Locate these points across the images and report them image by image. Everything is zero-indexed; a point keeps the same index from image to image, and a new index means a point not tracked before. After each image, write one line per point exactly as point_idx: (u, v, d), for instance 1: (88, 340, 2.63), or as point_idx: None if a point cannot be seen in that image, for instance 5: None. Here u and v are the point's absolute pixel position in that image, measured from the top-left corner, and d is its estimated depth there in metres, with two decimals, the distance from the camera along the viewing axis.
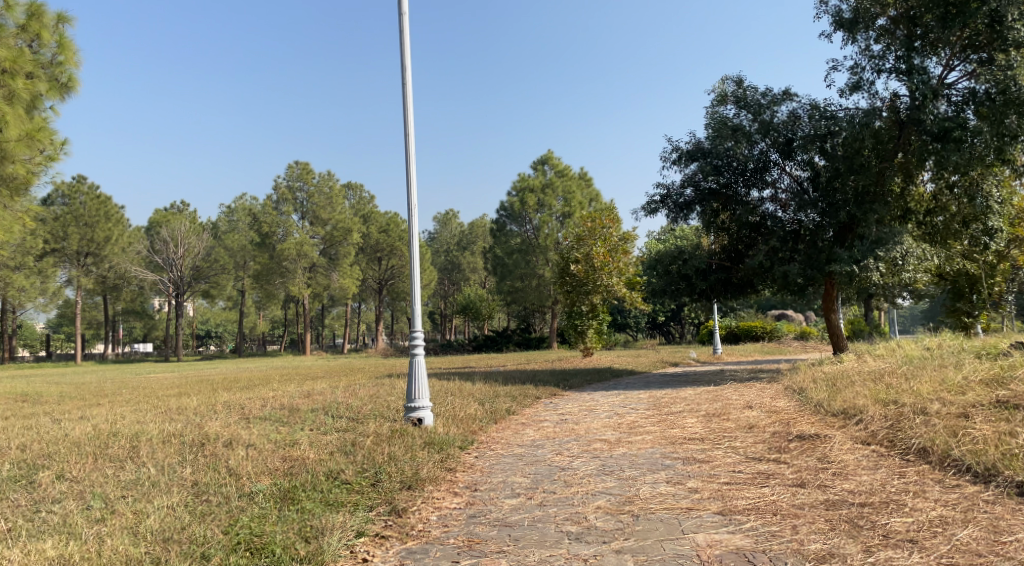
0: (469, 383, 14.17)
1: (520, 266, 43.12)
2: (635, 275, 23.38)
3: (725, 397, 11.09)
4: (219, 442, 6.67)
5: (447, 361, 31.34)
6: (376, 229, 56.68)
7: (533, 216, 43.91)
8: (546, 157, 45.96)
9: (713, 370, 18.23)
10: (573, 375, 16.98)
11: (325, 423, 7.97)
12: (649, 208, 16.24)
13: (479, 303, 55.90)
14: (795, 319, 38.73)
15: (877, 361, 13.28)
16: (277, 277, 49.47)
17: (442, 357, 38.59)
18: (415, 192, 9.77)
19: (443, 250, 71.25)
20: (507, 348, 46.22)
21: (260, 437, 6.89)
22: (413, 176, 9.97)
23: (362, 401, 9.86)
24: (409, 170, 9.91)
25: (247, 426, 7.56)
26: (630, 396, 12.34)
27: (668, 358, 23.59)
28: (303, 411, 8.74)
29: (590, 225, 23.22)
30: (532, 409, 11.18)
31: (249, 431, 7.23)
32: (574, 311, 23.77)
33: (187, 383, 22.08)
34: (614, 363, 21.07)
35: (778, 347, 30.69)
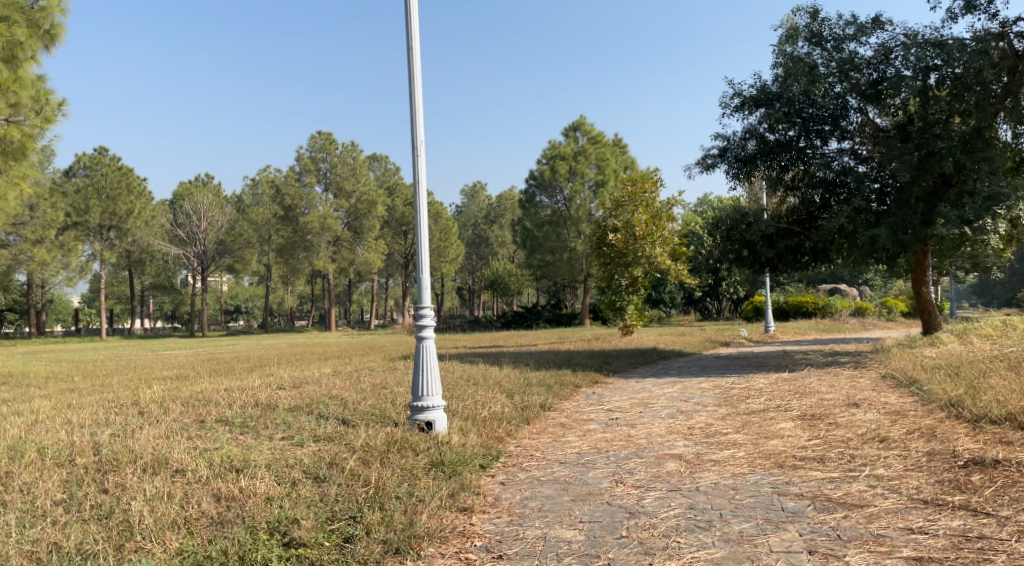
0: (497, 367, 12.16)
1: (551, 239, 40.87)
2: (681, 246, 21.08)
3: (813, 390, 8.97)
4: (127, 465, 4.85)
5: (476, 339, 29.41)
6: (402, 202, 54.81)
7: (564, 186, 41.61)
8: (578, 124, 43.68)
9: (774, 352, 16.04)
10: (616, 358, 14.90)
11: (304, 427, 5.96)
12: (705, 164, 13.99)
13: (508, 278, 53.93)
14: (847, 293, 36.18)
15: (990, 343, 11.15)
16: (300, 251, 47.84)
17: (471, 334, 36.69)
18: (422, 131, 7.61)
19: (471, 225, 69.27)
20: (537, 325, 44.37)
21: (198, 454, 5.01)
22: (420, 104, 7.75)
23: (360, 393, 7.83)
24: (416, 101, 7.71)
25: (192, 433, 5.60)
26: (690, 384, 10.25)
27: (716, 337, 21.40)
28: (279, 409, 6.72)
29: (630, 189, 20.97)
30: (572, 402, 9.15)
31: (186, 443, 5.28)
32: (613, 286, 21.53)
33: (196, 361, 20.20)
34: (657, 343, 18.93)
35: (834, 325, 28.29)
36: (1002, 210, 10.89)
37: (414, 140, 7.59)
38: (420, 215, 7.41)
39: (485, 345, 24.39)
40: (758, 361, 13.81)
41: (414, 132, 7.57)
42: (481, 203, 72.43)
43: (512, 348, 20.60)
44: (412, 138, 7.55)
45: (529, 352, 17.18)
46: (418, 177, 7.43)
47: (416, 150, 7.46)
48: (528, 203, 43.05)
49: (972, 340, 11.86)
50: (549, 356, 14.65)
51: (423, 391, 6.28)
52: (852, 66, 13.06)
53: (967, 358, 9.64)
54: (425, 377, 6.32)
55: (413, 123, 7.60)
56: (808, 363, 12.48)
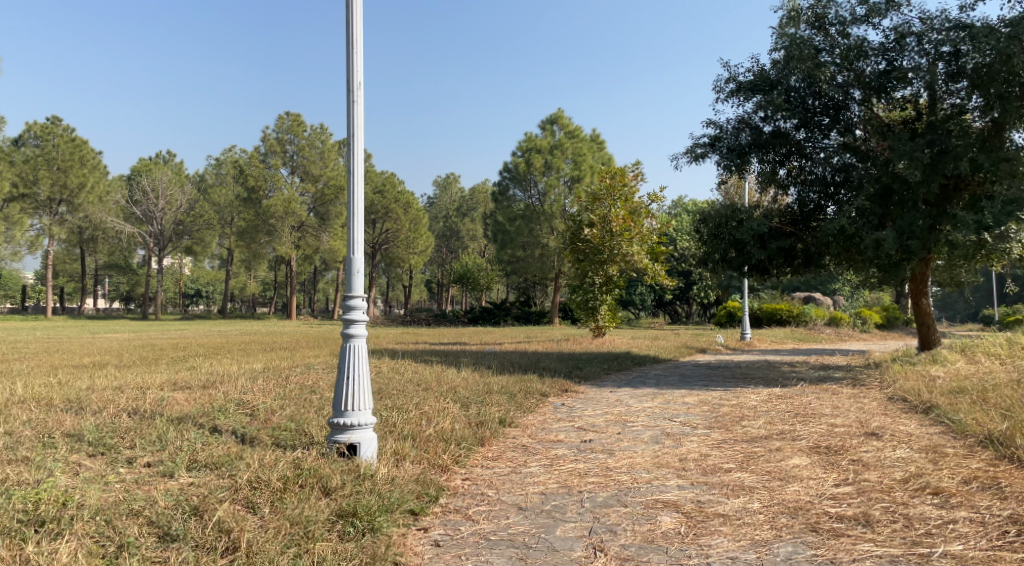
0: (456, 368, 10.77)
1: (523, 234, 39.55)
2: (659, 245, 19.87)
3: (816, 412, 7.76)
4: None
5: (439, 335, 27.99)
6: (371, 189, 53.30)
7: (539, 180, 40.30)
8: (556, 116, 42.38)
9: (758, 362, 14.88)
10: (588, 362, 13.59)
11: (177, 450, 4.71)
12: (694, 154, 12.75)
13: (478, 272, 52.59)
14: (822, 302, 35.42)
15: (1001, 364, 10.10)
16: (261, 236, 45.92)
17: (436, 329, 35.26)
18: (360, 71, 6.11)
19: (443, 217, 67.81)
20: (505, 322, 43.04)
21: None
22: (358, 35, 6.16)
23: (278, 398, 6.43)
24: (355, 35, 6.17)
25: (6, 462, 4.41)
26: (673, 398, 8.98)
27: (691, 343, 20.23)
28: (160, 419, 5.40)
29: (609, 181, 19.73)
30: (539, 416, 7.81)
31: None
32: (586, 284, 20.25)
33: (127, 347, 18.39)
34: (632, 347, 17.68)
35: (810, 334, 27.41)
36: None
37: (350, 82, 6.09)
38: (355, 181, 5.85)
39: (447, 341, 22.97)
40: (745, 372, 12.63)
41: (350, 72, 6.08)
42: (454, 194, 70.87)
43: (475, 346, 19.22)
44: (347, 79, 6.05)
45: (495, 351, 15.88)
46: (354, 136, 5.90)
47: (353, 100, 5.98)
48: (501, 196, 41.67)
49: (981, 360, 10.76)
50: (516, 357, 13.35)
51: (345, 402, 4.87)
52: (859, 52, 11.96)
53: (988, 381, 8.52)
54: (347, 386, 4.92)
55: (350, 62, 6.11)
56: (801, 377, 11.27)
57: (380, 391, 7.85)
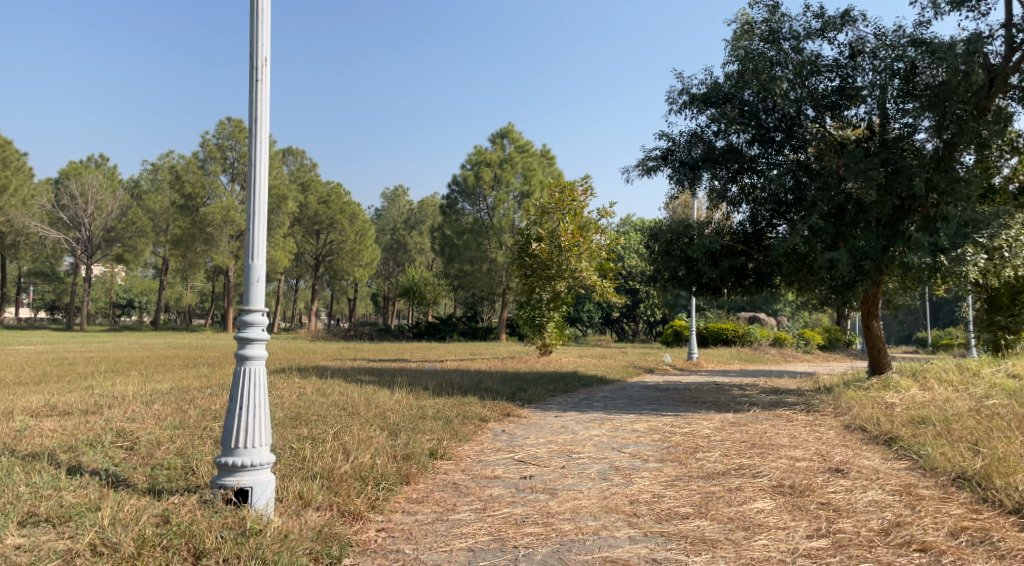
0: (390, 389, 9.98)
1: (470, 248, 38.90)
2: (609, 261, 19.41)
3: (774, 443, 7.22)
4: None
5: (380, 350, 27.05)
6: (316, 199, 52.09)
7: (487, 194, 39.73)
8: (506, 130, 41.93)
9: (707, 384, 14.45)
10: (533, 383, 12.94)
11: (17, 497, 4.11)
12: (646, 167, 12.24)
13: (424, 286, 51.70)
14: (767, 322, 35.50)
15: (955, 391, 9.80)
16: (198, 244, 44.29)
17: (379, 343, 34.28)
18: (266, 47, 5.24)
19: (390, 229, 66.72)
20: (451, 337, 42.22)
21: None
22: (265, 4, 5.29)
23: (166, 426, 5.70)
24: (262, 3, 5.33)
25: None
26: (621, 425, 8.38)
27: (639, 362, 19.77)
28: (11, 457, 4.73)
29: (558, 195, 19.22)
30: (476, 445, 7.09)
31: None
32: (533, 300, 19.66)
33: (36, 359, 17.05)
34: (578, 366, 17.11)
35: (757, 355, 27.29)
36: (981, 237, 9.48)
37: (254, 57, 5.24)
38: (258, 176, 5.06)
39: (389, 358, 22.11)
40: (693, 394, 12.17)
41: (254, 46, 5.23)
42: (402, 207, 69.83)
43: (416, 362, 18.42)
44: (250, 54, 5.20)
45: (436, 370, 15.15)
46: (257, 123, 5.09)
47: (256, 79, 5.15)
48: (448, 209, 40.95)
49: (933, 386, 10.45)
50: (457, 377, 12.63)
51: (234, 441, 4.18)
52: (814, 67, 11.62)
53: (947, 410, 8.14)
54: (237, 421, 4.21)
55: (254, 35, 5.27)
56: (752, 401, 10.82)
57: (298, 417, 7.04)
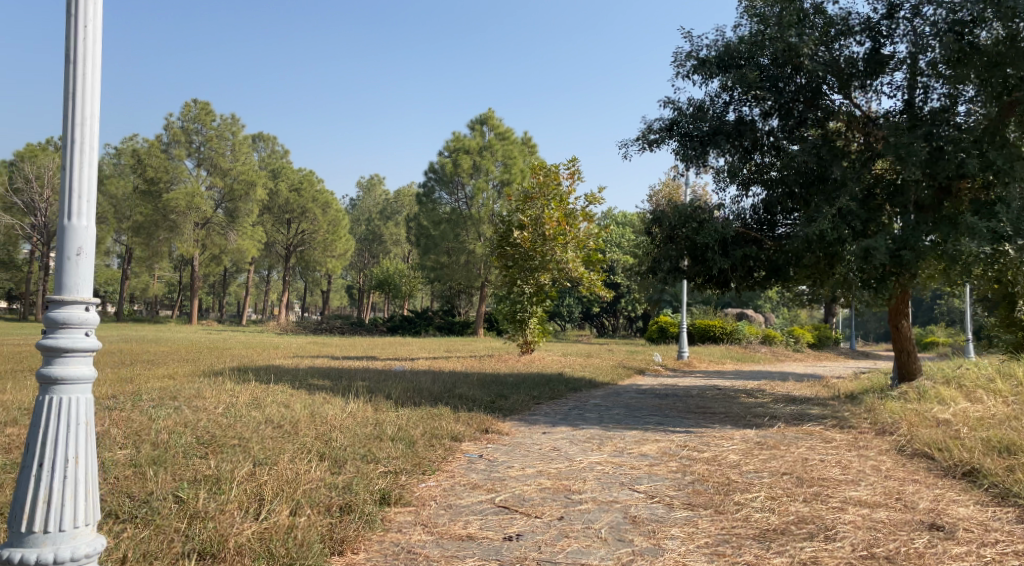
0: (344, 398, 8.36)
1: (448, 239, 37.23)
2: (598, 252, 17.84)
3: (825, 478, 5.72)
4: None
5: (347, 346, 25.30)
6: (286, 186, 50.14)
7: (466, 183, 38.05)
8: (485, 117, 40.25)
9: (709, 389, 12.98)
10: (514, 387, 11.42)
11: None
12: (647, 140, 10.72)
13: (400, 278, 50.08)
14: (755, 319, 34.16)
15: (1007, 405, 8.41)
16: (161, 232, 42.92)
17: (350, 338, 32.59)
18: None
19: (364, 220, 64.74)
20: (426, 332, 40.54)
21: None
22: None
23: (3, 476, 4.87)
24: None
25: None
26: (626, 448, 6.84)
27: (627, 362, 18.27)
28: None
29: (542, 178, 17.59)
30: (447, 480, 5.50)
31: None
32: (514, 294, 18.05)
33: None
34: (563, 367, 15.54)
35: (748, 353, 25.92)
36: None
37: None
38: (89, 94, 3.59)
39: (356, 355, 20.48)
40: (699, 402, 10.68)
41: None
42: (378, 197, 67.81)
43: (384, 361, 16.73)
44: None
45: (405, 370, 13.55)
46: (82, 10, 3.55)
47: None
48: (425, 197, 39.22)
49: (982, 397, 8.99)
50: (429, 379, 11.11)
51: (25, 523, 3.26)
52: (842, 28, 10.12)
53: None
54: (37, 488, 3.30)
55: None
56: (770, 412, 9.36)
57: (211, 443, 5.42)
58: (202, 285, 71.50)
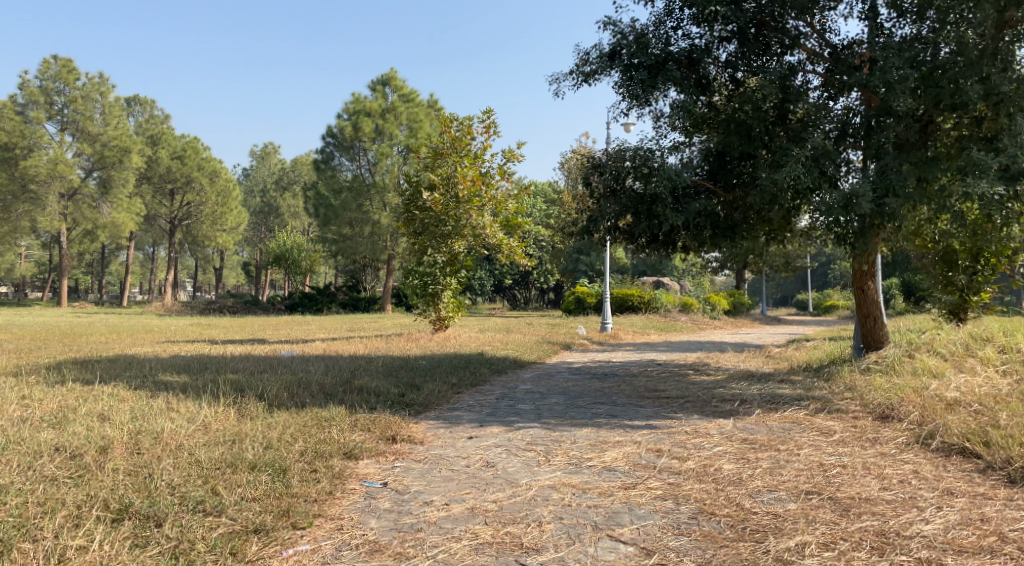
0: (200, 402, 6.34)
1: (349, 208, 34.67)
2: (517, 215, 16.00)
3: (870, 500, 4.14)
4: None
5: (238, 327, 22.80)
6: (169, 154, 46.24)
7: (368, 148, 35.56)
8: (387, 78, 37.64)
9: (651, 364, 11.43)
10: (426, 372, 9.57)
11: None
12: (584, 73, 9.01)
13: (298, 253, 47.09)
14: (672, 286, 33.25)
15: (1009, 376, 7.15)
16: (21, 204, 39.39)
17: (240, 317, 29.98)
18: None
19: (259, 192, 60.67)
20: (329, 309, 38.08)
21: None
22: None
23: None
24: None
25: None
26: (586, 459, 5.09)
27: (550, 336, 16.63)
28: None
29: (453, 132, 15.58)
30: (334, 541, 3.65)
31: None
32: (424, 264, 16.04)
33: None
34: (481, 344, 13.74)
35: (671, 321, 24.82)
36: None
37: None
38: None
39: (243, 337, 18.15)
40: (645, 383, 9.09)
41: None
42: (274, 167, 63.67)
43: (272, 344, 14.50)
44: None
45: (294, 355, 11.49)
46: None
47: None
48: (322, 164, 36.06)
49: (976, 365, 7.71)
50: (322, 367, 9.14)
51: None
52: None
53: None
54: None
55: None
56: (736, 393, 7.82)
57: None
58: (82, 263, 66.24)
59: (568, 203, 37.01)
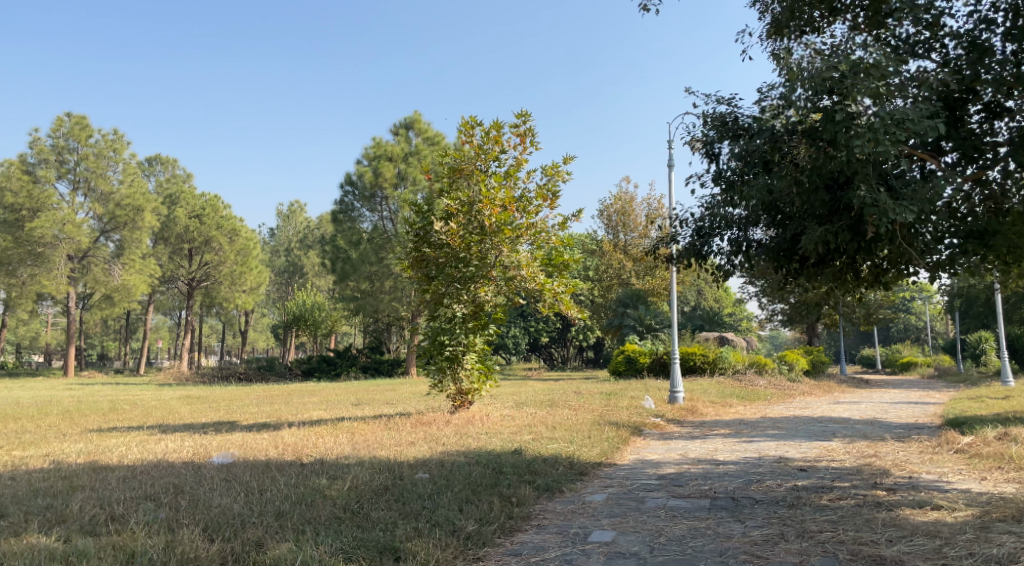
0: None
1: (369, 261, 30.93)
2: (564, 252, 11.98)
3: None
4: None
5: (224, 402, 18.87)
6: (186, 212, 43.13)
7: (390, 196, 32.07)
8: (411, 120, 34.33)
9: (794, 473, 7.11)
10: (420, 504, 5.39)
11: None
12: None
13: (318, 313, 43.58)
14: (738, 343, 28.66)
15: None
16: (26, 265, 36.44)
17: (244, 387, 26.10)
18: None
19: (283, 251, 57.63)
20: (348, 374, 34.23)
21: None
22: None
23: None
24: None
25: None
26: None
27: (610, 413, 12.36)
28: None
29: (476, 143, 11.71)
30: None
31: None
32: (441, 319, 12.01)
33: None
34: (517, 433, 9.50)
35: (748, 386, 20.31)
36: None
37: None
38: None
39: (214, 418, 14.13)
40: (837, 530, 4.82)
41: None
42: (300, 226, 60.39)
43: (229, 433, 10.36)
44: None
45: (230, 460, 7.46)
46: None
47: None
48: (341, 215, 32.55)
49: None
50: (227, 503, 5.07)
51: None
52: None
53: None
54: None
55: None
56: None
57: None
58: (102, 328, 63.66)
59: (612, 253, 32.91)
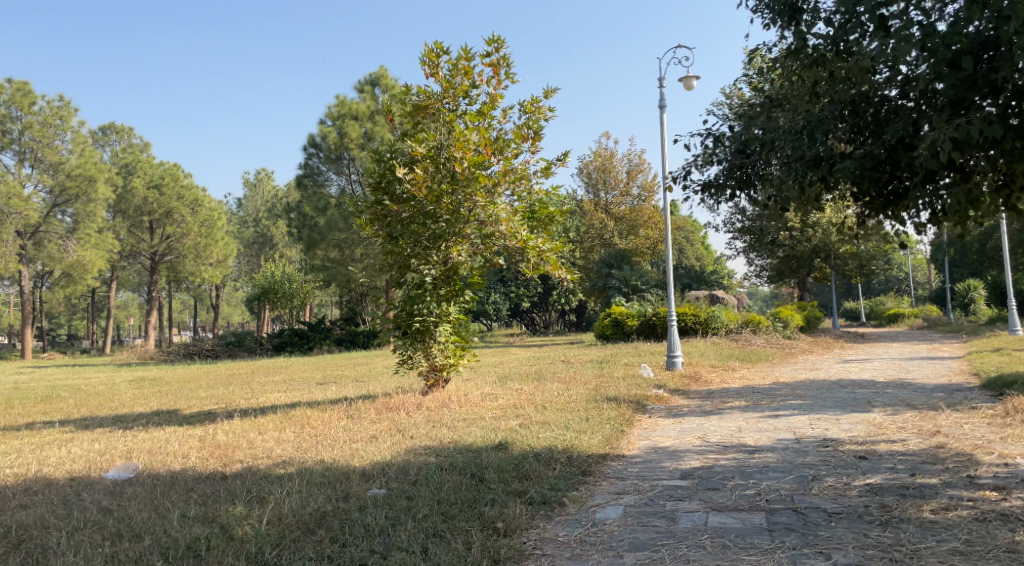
0: None
1: (337, 228, 28.94)
2: (549, 204, 10.34)
3: None
4: None
5: (177, 386, 17.07)
6: (144, 182, 40.68)
7: (356, 157, 29.94)
8: (376, 75, 32.15)
9: (855, 464, 5.60)
10: (367, 547, 3.81)
11: None
12: None
13: (288, 284, 41.59)
14: (729, 300, 27.28)
15: None
16: None
17: (206, 366, 24.27)
18: None
19: (251, 222, 55.24)
20: (321, 347, 32.45)
21: None
22: None
23: None
24: None
25: None
26: None
27: (606, 385, 10.84)
28: None
29: (441, 74, 9.87)
30: None
31: None
32: (409, 287, 10.28)
33: None
34: (500, 418, 7.92)
35: (747, 347, 18.90)
36: None
37: None
38: None
39: (155, 406, 12.40)
40: None
41: None
42: (267, 195, 57.84)
43: (157, 428, 8.67)
44: None
45: (132, 475, 5.66)
46: None
47: None
48: (306, 179, 30.43)
49: None
50: None
51: None
52: None
53: None
54: None
55: None
56: None
57: None
58: (65, 308, 61.12)
59: (594, 213, 31.30)
